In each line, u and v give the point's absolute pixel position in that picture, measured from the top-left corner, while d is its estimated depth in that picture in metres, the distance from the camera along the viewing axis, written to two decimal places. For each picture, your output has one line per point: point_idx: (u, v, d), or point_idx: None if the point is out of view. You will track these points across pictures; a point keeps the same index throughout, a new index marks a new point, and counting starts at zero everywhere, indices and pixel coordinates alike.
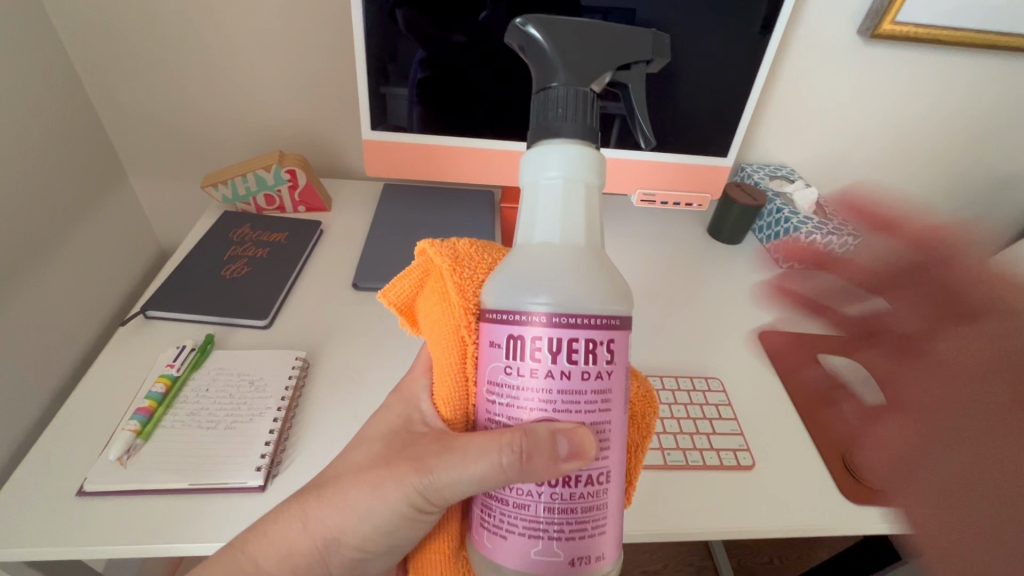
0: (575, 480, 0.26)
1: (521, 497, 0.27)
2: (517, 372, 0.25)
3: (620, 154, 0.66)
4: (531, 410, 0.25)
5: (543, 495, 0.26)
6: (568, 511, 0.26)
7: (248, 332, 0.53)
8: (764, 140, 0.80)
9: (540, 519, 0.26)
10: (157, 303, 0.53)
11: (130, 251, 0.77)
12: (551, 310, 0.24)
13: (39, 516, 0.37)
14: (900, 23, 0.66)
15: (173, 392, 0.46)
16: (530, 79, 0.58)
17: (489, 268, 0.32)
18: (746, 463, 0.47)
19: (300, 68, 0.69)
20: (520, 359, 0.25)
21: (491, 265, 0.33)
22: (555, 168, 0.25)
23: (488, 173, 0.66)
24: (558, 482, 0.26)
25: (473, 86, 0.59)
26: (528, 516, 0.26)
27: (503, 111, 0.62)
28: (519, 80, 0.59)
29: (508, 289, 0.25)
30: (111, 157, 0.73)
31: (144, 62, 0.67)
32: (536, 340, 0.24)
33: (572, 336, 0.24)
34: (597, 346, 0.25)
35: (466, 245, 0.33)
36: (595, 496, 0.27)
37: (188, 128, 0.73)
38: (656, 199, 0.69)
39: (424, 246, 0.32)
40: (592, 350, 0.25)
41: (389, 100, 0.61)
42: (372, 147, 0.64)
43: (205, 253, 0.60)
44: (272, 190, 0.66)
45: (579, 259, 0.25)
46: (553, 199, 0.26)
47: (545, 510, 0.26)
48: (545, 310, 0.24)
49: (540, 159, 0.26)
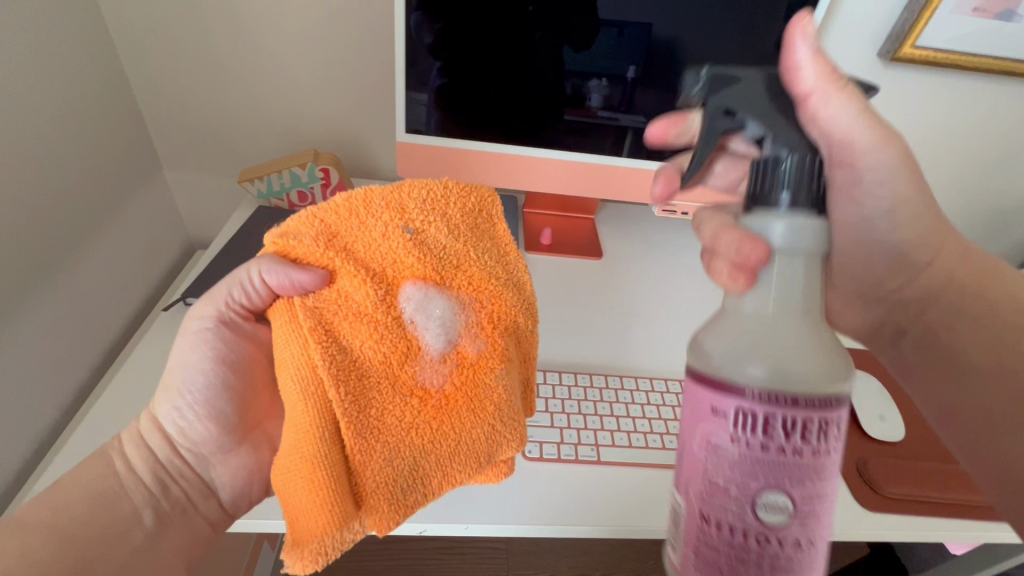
0: (780, 541, 0.25)
1: (727, 502, 0.25)
2: (723, 526, 0.25)
3: (644, 164, 0.67)
4: (743, 533, 0.25)
5: (778, 547, 0.25)
6: (747, 556, 0.25)
7: None
8: None
9: (735, 542, 0.25)
10: (196, 292, 0.55)
11: (162, 245, 0.80)
12: (752, 382, 0.25)
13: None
14: (919, 46, 0.68)
15: None
16: (549, 82, 0.60)
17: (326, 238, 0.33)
18: None
19: (337, 72, 0.71)
20: (747, 521, 0.25)
21: (328, 233, 0.33)
22: (783, 235, 0.26)
23: (515, 175, 0.67)
24: (753, 537, 0.25)
25: (492, 90, 0.61)
26: (726, 538, 0.25)
27: (524, 119, 0.64)
28: (538, 86, 0.61)
29: (721, 356, 0.26)
30: (150, 154, 0.76)
31: (190, 60, 0.69)
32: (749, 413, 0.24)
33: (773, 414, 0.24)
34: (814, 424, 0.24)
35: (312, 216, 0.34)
36: (788, 562, 0.25)
37: (227, 128, 0.76)
38: (677, 210, 0.69)
39: (267, 240, 0.34)
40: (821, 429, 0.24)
41: (421, 105, 0.62)
42: (402, 148, 0.65)
43: (241, 245, 0.61)
44: (305, 187, 0.67)
45: (796, 262, 0.26)
46: (784, 262, 0.26)
47: (742, 534, 0.25)
48: (748, 382, 0.25)
49: (785, 228, 0.26)
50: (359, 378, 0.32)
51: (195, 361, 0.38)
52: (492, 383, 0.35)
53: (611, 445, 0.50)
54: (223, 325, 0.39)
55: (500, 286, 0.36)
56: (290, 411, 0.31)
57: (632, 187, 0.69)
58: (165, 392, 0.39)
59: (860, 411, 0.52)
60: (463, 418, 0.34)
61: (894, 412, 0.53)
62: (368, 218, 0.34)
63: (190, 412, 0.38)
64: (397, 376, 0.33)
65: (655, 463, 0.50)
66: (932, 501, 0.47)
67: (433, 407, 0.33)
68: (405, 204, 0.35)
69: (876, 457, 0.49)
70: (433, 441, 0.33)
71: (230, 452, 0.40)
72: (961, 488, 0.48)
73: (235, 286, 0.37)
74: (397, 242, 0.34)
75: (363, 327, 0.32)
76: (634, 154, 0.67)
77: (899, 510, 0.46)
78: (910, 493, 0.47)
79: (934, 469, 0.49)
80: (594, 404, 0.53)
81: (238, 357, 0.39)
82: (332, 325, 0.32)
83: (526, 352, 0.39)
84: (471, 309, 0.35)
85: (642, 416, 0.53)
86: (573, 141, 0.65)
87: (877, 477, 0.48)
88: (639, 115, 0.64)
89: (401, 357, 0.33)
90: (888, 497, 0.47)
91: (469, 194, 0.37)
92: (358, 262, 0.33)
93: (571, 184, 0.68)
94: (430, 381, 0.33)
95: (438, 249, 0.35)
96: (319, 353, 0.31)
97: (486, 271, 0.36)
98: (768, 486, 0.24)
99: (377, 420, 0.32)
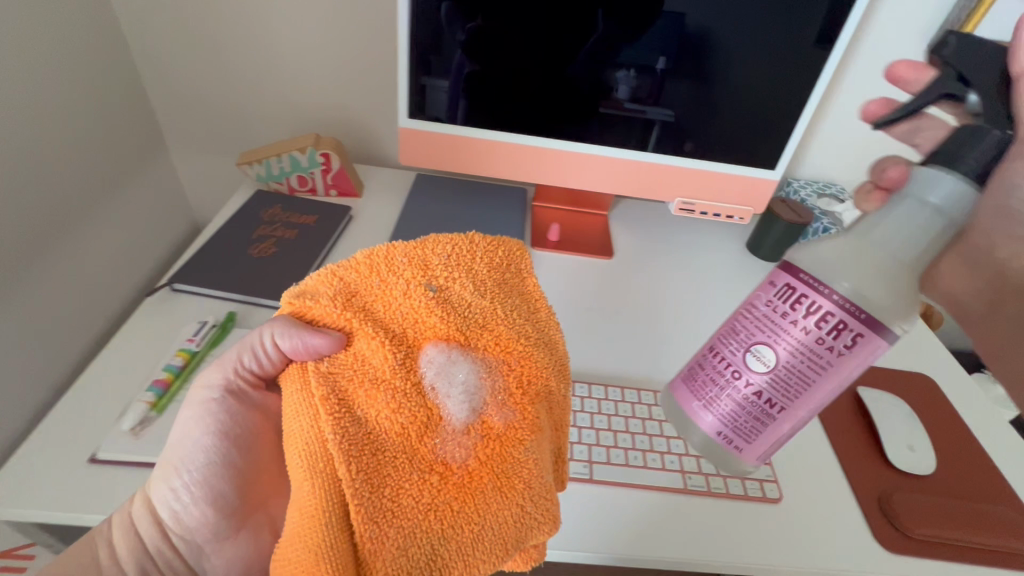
0: (773, 404, 0.32)
1: (740, 359, 0.32)
2: (738, 376, 0.32)
3: (663, 160, 0.61)
4: (745, 393, 0.32)
5: (756, 406, 0.32)
6: (751, 406, 0.32)
7: (270, 314, 0.52)
8: (813, 155, 0.76)
9: (741, 396, 0.33)
10: (184, 276, 0.53)
11: (164, 224, 0.78)
12: (850, 297, 0.28)
13: (29, 517, 0.37)
14: None
15: (190, 366, 0.45)
16: (580, 73, 0.56)
17: (346, 298, 0.31)
18: (772, 497, 0.44)
19: (343, 52, 0.68)
20: (753, 379, 0.32)
21: (346, 292, 0.31)
22: (940, 195, 0.27)
23: (519, 169, 0.62)
24: (759, 396, 0.32)
25: (518, 80, 0.57)
26: (734, 391, 0.33)
27: (550, 112, 0.59)
28: (568, 77, 0.56)
29: (816, 264, 0.29)
30: (154, 132, 0.74)
31: (194, 36, 0.67)
32: (818, 307, 0.29)
33: (845, 322, 0.28)
34: (843, 331, 0.28)
35: (331, 274, 0.32)
36: (766, 418, 0.32)
37: (231, 107, 0.73)
38: (695, 209, 0.64)
39: (282, 300, 0.32)
40: (838, 330, 0.28)
41: (422, 89, 0.58)
42: (405, 135, 0.61)
43: (235, 229, 0.58)
44: (305, 172, 0.65)
45: (932, 222, 0.27)
46: (904, 217, 0.28)
47: (750, 391, 0.32)
48: (845, 294, 0.28)
49: (934, 178, 0.27)
50: (374, 453, 0.28)
51: (199, 435, 0.36)
52: (523, 457, 0.30)
53: (607, 463, 0.45)
54: (230, 396, 0.36)
55: (529, 345, 0.33)
56: (296, 494, 0.27)
57: (646, 184, 0.63)
58: (161, 472, 0.36)
59: (890, 442, 0.48)
60: (489, 498, 0.29)
61: (925, 443, 0.48)
62: (394, 277, 0.32)
63: (187, 493, 0.36)
64: (416, 449, 0.28)
65: (654, 485, 0.44)
66: (968, 547, 0.42)
67: (455, 485, 0.29)
68: (429, 260, 0.33)
69: (904, 493, 0.45)
70: (453, 525, 0.28)
71: (230, 539, 0.37)
72: (1001, 533, 0.43)
73: (247, 352, 0.35)
74: (419, 301, 0.31)
75: (380, 393, 0.29)
76: (654, 149, 0.61)
77: (930, 556, 0.41)
78: (944, 537, 0.42)
79: (971, 511, 0.44)
80: (590, 416, 0.48)
81: (243, 431, 0.36)
82: (346, 393, 0.29)
83: (556, 419, 0.35)
84: (500, 370, 0.32)
85: (641, 432, 0.47)
86: (585, 133, 0.61)
87: (902, 516, 0.43)
88: (665, 108, 0.59)
89: (423, 426, 0.29)
90: (917, 539, 0.42)
91: (496, 248, 0.35)
92: (377, 322, 0.31)
93: (582, 179, 0.63)
94: (452, 455, 0.29)
95: (462, 307, 0.32)
96: (330, 425, 0.27)
97: (515, 329, 0.33)
98: (767, 343, 0.31)
99: (391, 502, 0.27)
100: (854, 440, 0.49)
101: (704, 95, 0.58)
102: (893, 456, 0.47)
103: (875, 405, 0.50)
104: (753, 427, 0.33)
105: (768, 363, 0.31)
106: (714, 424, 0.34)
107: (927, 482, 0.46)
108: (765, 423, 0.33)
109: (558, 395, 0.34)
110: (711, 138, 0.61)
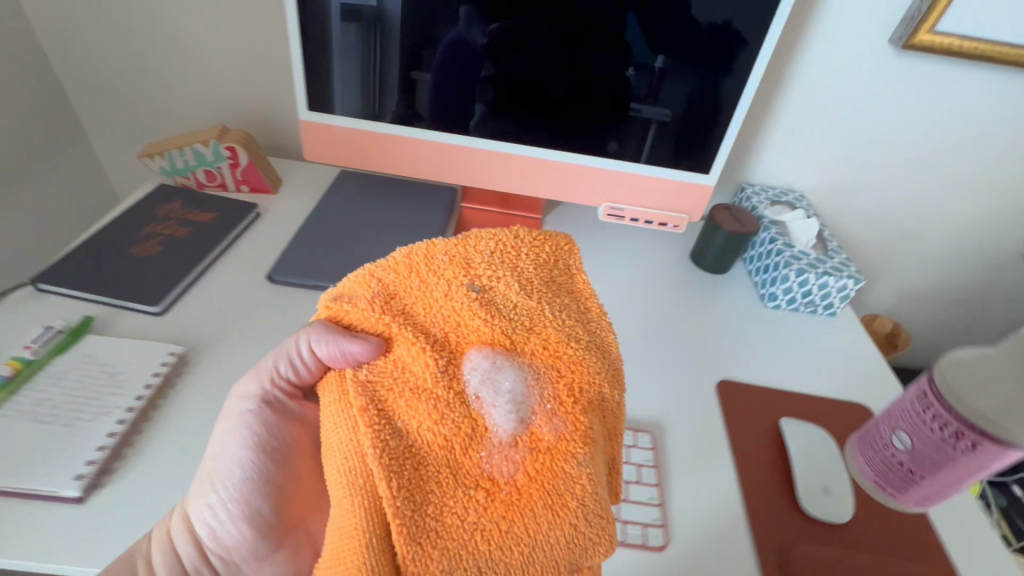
0: (908, 471, 0.42)
1: (889, 438, 0.43)
2: (887, 447, 0.43)
3: (587, 161, 0.56)
4: (900, 461, 0.42)
5: (901, 471, 0.42)
6: (898, 471, 0.42)
7: (138, 317, 0.48)
8: (769, 160, 0.70)
9: (891, 462, 0.43)
10: (49, 275, 0.49)
11: (81, 215, 0.76)
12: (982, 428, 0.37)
13: None
14: (938, 32, 0.56)
15: (23, 376, 0.41)
16: (591, 72, 0.51)
17: (386, 299, 0.29)
18: (655, 544, 0.39)
19: (261, 41, 0.65)
20: (898, 452, 0.42)
21: (383, 294, 0.30)
22: None
23: (432, 168, 0.58)
24: (904, 465, 0.42)
25: (523, 78, 0.51)
26: (885, 455, 0.43)
27: (551, 112, 0.54)
28: (574, 75, 0.51)
29: (971, 381, 0.40)
30: (68, 119, 0.71)
31: (103, 17, 0.64)
32: (952, 422, 0.38)
33: (973, 436, 0.37)
34: (976, 444, 0.37)
35: (368, 275, 0.30)
36: (904, 481, 0.42)
37: (150, 97, 0.70)
38: (625, 215, 0.59)
39: (319, 304, 0.31)
40: (967, 441, 0.38)
41: (318, 77, 0.54)
42: (308, 129, 0.57)
43: (121, 224, 0.55)
44: (212, 166, 0.61)
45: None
46: None
47: (898, 459, 0.42)
48: (978, 429, 0.37)
49: None
50: (416, 467, 0.26)
51: (234, 446, 0.34)
52: (575, 473, 0.27)
53: None
54: (267, 406, 0.35)
55: (581, 349, 0.30)
56: (335, 512, 0.25)
57: (570, 186, 0.58)
58: (198, 485, 0.34)
59: (800, 485, 0.43)
60: (539, 517, 0.26)
61: (843, 484, 0.44)
62: (438, 279, 0.30)
63: (224, 509, 0.34)
64: (459, 462, 0.26)
65: None
66: None
67: (503, 504, 0.26)
68: (470, 258, 0.31)
69: (808, 544, 0.40)
70: (502, 547, 0.25)
71: (268, 559, 0.35)
72: None
73: (283, 359, 0.33)
74: (461, 302, 0.29)
75: (421, 402, 0.27)
76: (577, 148, 0.56)
77: None
78: None
79: (881, 565, 0.39)
80: None
81: (280, 444, 0.35)
82: (384, 402, 0.27)
83: (611, 428, 0.31)
84: (551, 376, 0.29)
85: None
86: (501, 130, 0.55)
87: (802, 568, 0.39)
88: (665, 107, 0.53)
89: (467, 437, 0.26)
90: None
91: (544, 243, 0.33)
92: (416, 326, 0.29)
93: (501, 180, 0.58)
94: (499, 470, 0.26)
95: (507, 308, 0.30)
96: (369, 438, 0.25)
97: (564, 329, 0.30)
98: (908, 432, 0.41)
99: (437, 521, 0.25)
100: (766, 479, 0.44)
101: (699, 97, 0.53)
102: (808, 503, 0.42)
103: (793, 440, 0.46)
104: (888, 481, 0.43)
105: (902, 444, 0.42)
106: (874, 477, 0.44)
107: (841, 531, 0.42)
108: (905, 484, 0.42)
109: (613, 402, 0.30)
110: (645, 140, 0.55)
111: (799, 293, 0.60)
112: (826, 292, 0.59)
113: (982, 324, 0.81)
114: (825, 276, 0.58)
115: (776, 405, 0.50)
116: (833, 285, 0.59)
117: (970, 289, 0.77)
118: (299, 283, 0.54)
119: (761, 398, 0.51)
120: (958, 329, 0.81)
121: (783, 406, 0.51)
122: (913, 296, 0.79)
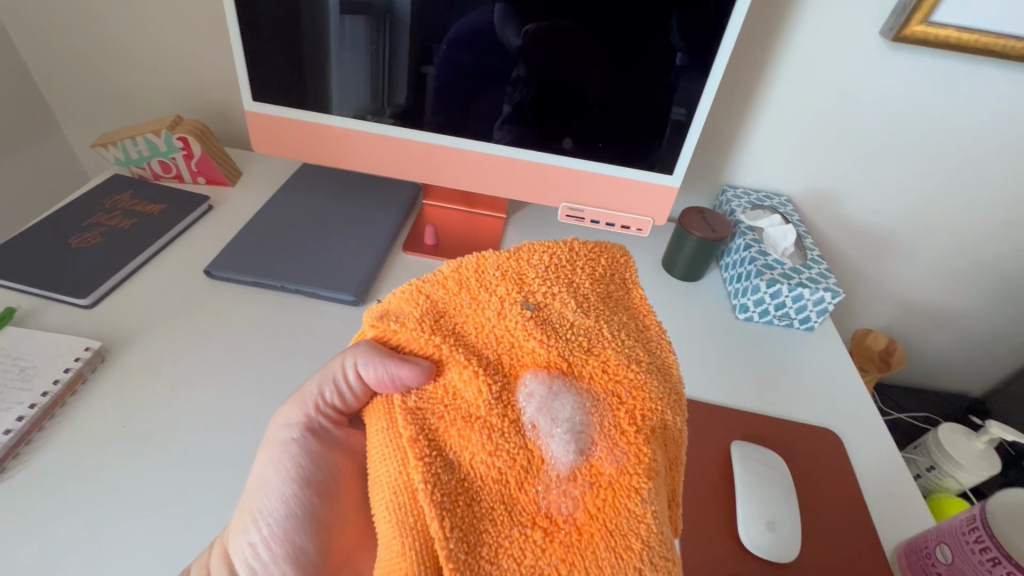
0: None
1: (932, 546, 0.38)
2: (929, 556, 0.38)
3: (541, 159, 0.52)
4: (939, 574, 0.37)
5: None
6: None
7: (66, 309, 0.48)
8: (753, 160, 0.66)
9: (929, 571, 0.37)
10: None
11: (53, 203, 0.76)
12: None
13: None
14: (933, 23, 0.51)
15: None
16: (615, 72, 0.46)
17: (436, 319, 0.27)
18: None
19: (219, 30, 0.63)
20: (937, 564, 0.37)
21: (433, 313, 0.28)
22: None
23: (387, 164, 0.55)
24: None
25: (543, 74, 0.47)
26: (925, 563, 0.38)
27: (569, 113, 0.49)
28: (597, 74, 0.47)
29: None
30: (39, 108, 0.72)
31: (64, 5, 0.63)
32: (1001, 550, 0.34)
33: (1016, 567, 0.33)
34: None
35: (416, 291, 0.29)
36: None
37: (117, 87, 0.70)
38: (585, 217, 0.56)
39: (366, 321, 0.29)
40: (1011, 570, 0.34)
41: (260, 67, 0.52)
42: (255, 120, 0.55)
43: (66, 214, 0.54)
44: (166, 157, 0.60)
45: None
46: None
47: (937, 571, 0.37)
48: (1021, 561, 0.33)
49: None
50: (469, 504, 0.23)
51: (278, 477, 0.32)
52: (639, 511, 0.24)
53: None
54: (311, 434, 0.33)
55: (642, 373, 0.27)
56: (384, 551, 0.23)
57: (528, 186, 0.55)
58: (239, 521, 0.31)
59: (743, 517, 0.40)
60: (602, 562, 0.23)
61: (790, 520, 0.40)
62: (492, 297, 0.28)
63: (266, 547, 0.31)
64: (516, 499, 0.23)
65: None
66: None
67: (562, 545, 0.23)
68: (524, 273, 0.29)
69: None
70: None
71: None
72: None
73: (329, 384, 0.32)
74: (514, 321, 0.27)
75: (473, 432, 0.24)
76: (530, 145, 0.52)
77: None
78: None
79: None
80: None
81: (325, 475, 0.32)
82: (436, 432, 0.25)
83: (672, 458, 0.28)
84: (610, 404, 0.26)
85: None
86: (450, 124, 0.52)
87: None
88: (680, 107, 0.48)
89: (524, 470, 0.24)
90: None
91: (599, 254, 0.32)
92: (468, 348, 0.27)
93: (457, 177, 0.55)
94: (558, 508, 0.24)
95: (564, 328, 0.27)
96: (420, 472, 0.23)
97: (624, 352, 0.28)
98: (952, 546, 0.37)
99: (491, 564, 0.22)
100: (705, 509, 0.41)
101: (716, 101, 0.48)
102: (747, 537, 0.39)
103: (741, 469, 0.42)
104: None
105: (939, 559, 0.37)
106: None
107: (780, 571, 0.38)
108: None
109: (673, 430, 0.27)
110: (603, 138, 0.51)
111: (772, 305, 0.55)
112: (801, 305, 0.55)
113: (987, 342, 0.75)
114: (799, 287, 0.53)
115: (730, 426, 0.47)
116: (809, 298, 0.54)
117: (974, 304, 0.72)
118: (236, 279, 0.52)
119: (715, 418, 0.47)
120: (961, 346, 0.75)
121: (739, 428, 0.47)
122: (912, 310, 0.74)
